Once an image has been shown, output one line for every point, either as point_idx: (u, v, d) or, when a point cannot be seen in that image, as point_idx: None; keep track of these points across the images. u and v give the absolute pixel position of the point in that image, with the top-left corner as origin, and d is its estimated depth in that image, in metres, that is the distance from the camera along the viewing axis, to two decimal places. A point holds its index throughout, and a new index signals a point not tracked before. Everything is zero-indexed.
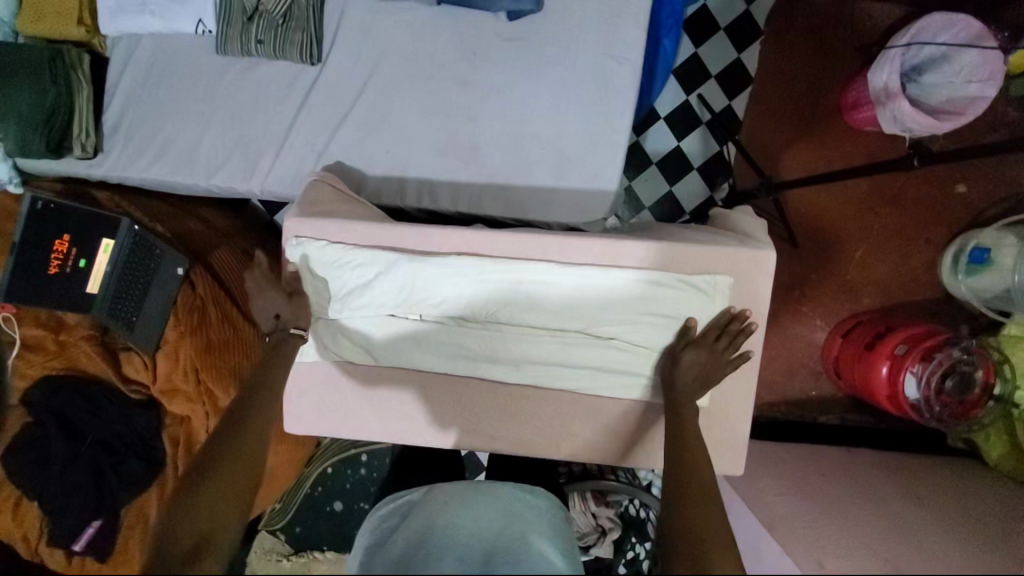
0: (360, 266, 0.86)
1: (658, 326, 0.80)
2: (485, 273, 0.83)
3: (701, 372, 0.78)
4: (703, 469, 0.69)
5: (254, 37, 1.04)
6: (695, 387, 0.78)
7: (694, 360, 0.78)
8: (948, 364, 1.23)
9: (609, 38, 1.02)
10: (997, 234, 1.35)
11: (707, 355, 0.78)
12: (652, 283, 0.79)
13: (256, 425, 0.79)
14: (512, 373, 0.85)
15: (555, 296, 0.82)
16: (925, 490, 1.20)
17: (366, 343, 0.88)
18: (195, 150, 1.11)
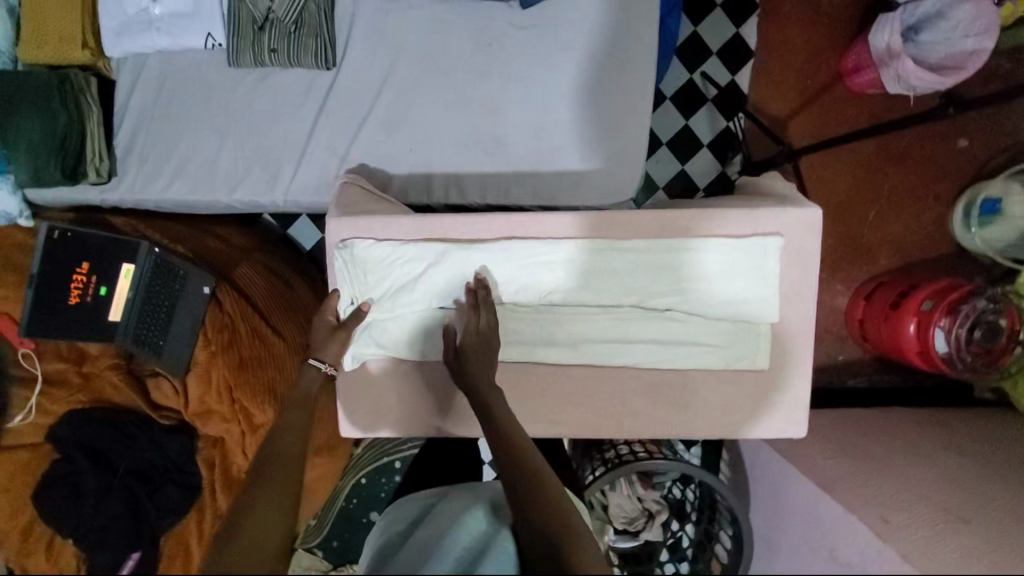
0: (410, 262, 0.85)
1: (712, 293, 0.80)
2: (535, 255, 0.83)
3: (477, 337, 0.79)
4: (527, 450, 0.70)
5: (268, 47, 1.02)
6: (481, 349, 0.80)
7: (472, 334, 0.80)
8: (974, 316, 1.26)
9: (622, 21, 1.03)
10: (1004, 183, 1.39)
11: (476, 329, 0.80)
12: (702, 252, 0.80)
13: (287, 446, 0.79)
14: (570, 352, 0.85)
15: (605, 272, 0.82)
16: (966, 441, 1.22)
17: (423, 337, 0.88)
18: (213, 166, 1.09)
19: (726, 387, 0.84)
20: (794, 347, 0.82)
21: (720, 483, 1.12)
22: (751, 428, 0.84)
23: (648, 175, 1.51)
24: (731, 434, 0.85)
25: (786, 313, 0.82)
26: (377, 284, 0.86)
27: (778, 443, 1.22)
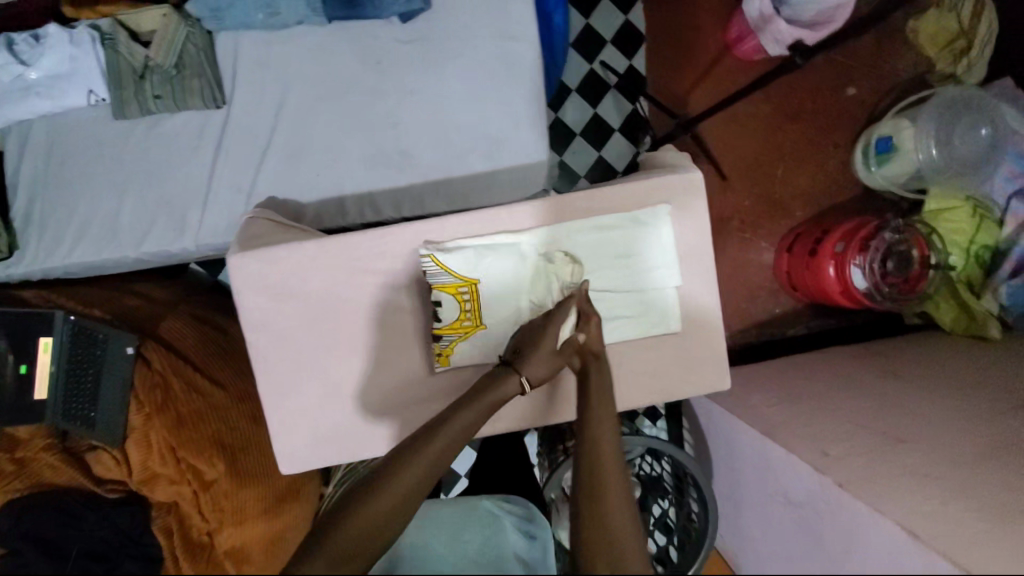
0: (434, 272, 0.80)
1: (617, 265, 0.83)
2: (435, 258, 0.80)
3: (598, 336, 0.77)
4: (625, 535, 0.61)
5: (151, 93, 1.02)
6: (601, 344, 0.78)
7: (592, 333, 0.77)
8: (883, 248, 1.35)
9: (502, 19, 1.05)
10: (894, 121, 1.47)
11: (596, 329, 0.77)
12: (599, 228, 0.83)
13: (371, 517, 0.64)
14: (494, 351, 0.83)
15: (512, 264, 0.81)
16: (899, 367, 1.28)
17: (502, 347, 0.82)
18: (116, 224, 1.07)
19: (648, 354, 0.86)
20: (705, 303, 0.86)
21: (677, 450, 1.14)
22: (682, 388, 0.87)
23: (568, 166, 1.55)
24: (665, 397, 0.87)
25: (694, 273, 0.85)
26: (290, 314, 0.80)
27: (726, 399, 1.26)
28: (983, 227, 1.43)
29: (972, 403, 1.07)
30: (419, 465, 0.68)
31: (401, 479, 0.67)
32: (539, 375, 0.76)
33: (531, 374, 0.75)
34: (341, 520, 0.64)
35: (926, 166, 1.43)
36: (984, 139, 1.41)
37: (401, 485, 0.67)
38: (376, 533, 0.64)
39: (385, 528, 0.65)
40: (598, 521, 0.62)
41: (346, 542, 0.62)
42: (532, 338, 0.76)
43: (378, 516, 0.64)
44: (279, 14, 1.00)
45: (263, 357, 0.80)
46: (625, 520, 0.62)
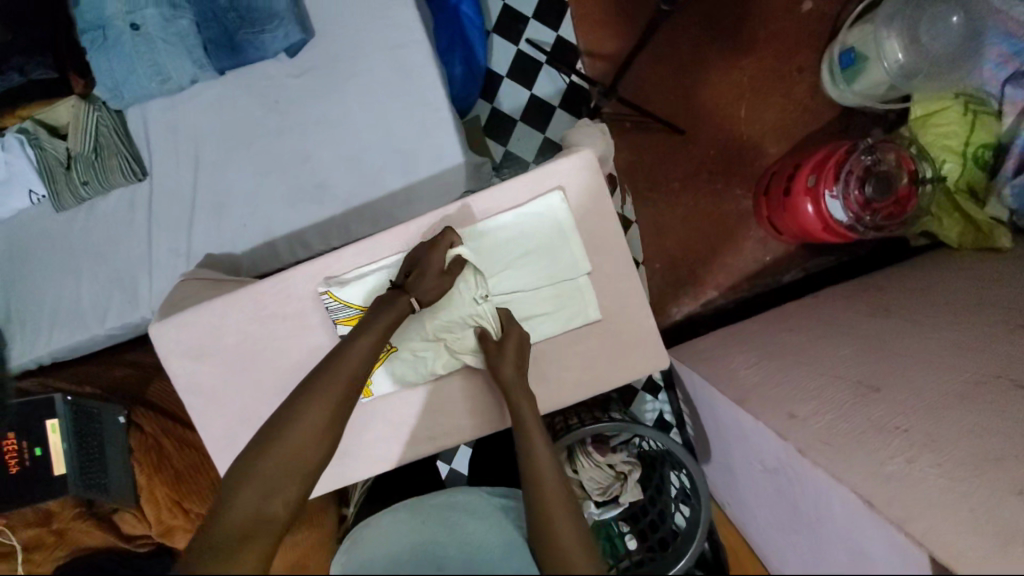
0: (337, 307, 0.80)
1: (523, 263, 0.80)
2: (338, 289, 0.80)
3: (517, 372, 0.75)
4: (565, 519, 0.62)
5: (79, 181, 1.07)
6: (520, 378, 0.75)
7: (510, 367, 0.75)
8: (859, 171, 1.23)
9: (388, 28, 1.03)
10: (859, 29, 1.33)
11: (509, 357, 0.76)
12: (496, 230, 0.80)
13: (295, 444, 0.66)
14: (415, 371, 0.83)
15: None
16: (893, 301, 1.18)
17: (422, 361, 0.83)
18: (80, 306, 1.13)
19: (576, 347, 0.83)
20: (623, 286, 0.82)
21: (654, 432, 1.10)
22: (616, 375, 0.84)
23: (515, 154, 1.49)
24: (603, 387, 0.84)
25: (605, 258, 0.82)
26: (217, 371, 0.83)
27: (703, 366, 1.17)
28: (978, 123, 1.27)
29: (966, 333, 0.97)
30: (327, 394, 0.70)
31: (316, 407, 0.68)
32: (430, 298, 0.76)
33: (419, 298, 0.75)
34: (261, 452, 0.65)
35: (896, 75, 1.28)
36: (957, 28, 1.25)
37: (318, 412, 0.68)
38: (299, 457, 0.66)
39: (309, 451, 0.67)
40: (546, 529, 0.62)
41: (274, 469, 0.64)
42: (418, 260, 0.76)
43: (301, 441, 0.67)
44: (170, 77, 1.03)
45: (202, 416, 0.83)
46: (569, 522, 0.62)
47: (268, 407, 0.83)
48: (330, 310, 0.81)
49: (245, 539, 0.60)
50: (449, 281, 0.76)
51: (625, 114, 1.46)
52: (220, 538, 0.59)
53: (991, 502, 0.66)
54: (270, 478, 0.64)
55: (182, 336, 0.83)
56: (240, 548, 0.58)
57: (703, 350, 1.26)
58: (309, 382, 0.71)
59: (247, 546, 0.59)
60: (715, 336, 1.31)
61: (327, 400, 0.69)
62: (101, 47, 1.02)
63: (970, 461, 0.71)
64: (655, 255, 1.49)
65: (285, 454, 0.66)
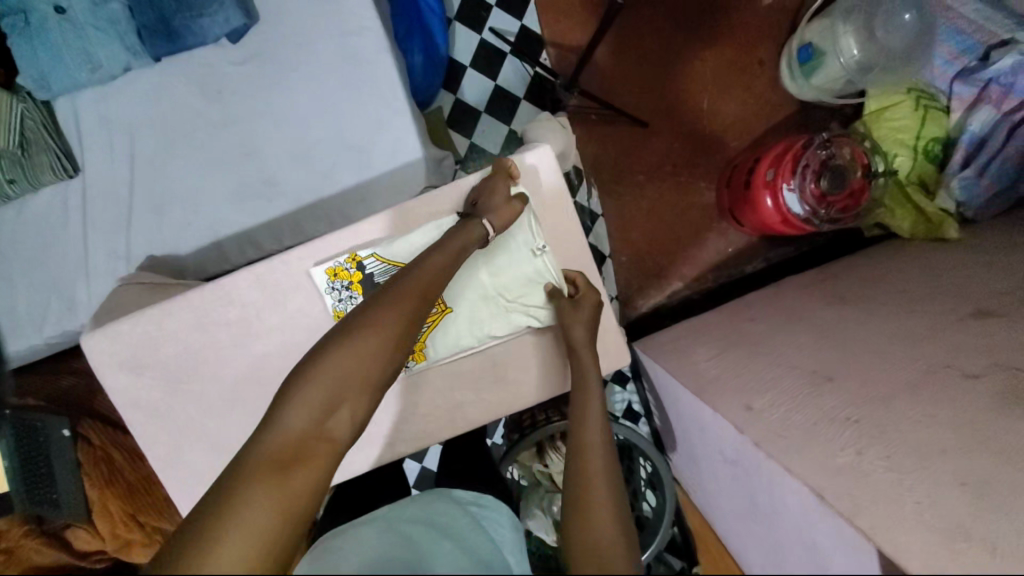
0: (383, 270, 0.77)
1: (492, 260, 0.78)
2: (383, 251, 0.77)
3: (587, 335, 0.75)
4: (601, 480, 0.58)
5: (3, 179, 0.99)
6: (591, 342, 0.75)
7: (584, 330, 0.75)
8: (815, 165, 1.25)
9: (339, 17, 0.98)
10: (819, 23, 1.35)
11: (583, 317, 0.76)
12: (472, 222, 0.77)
13: (358, 362, 0.60)
14: (471, 334, 0.79)
15: None
16: (848, 290, 1.21)
17: (475, 324, 0.79)
18: (13, 314, 1.05)
19: (535, 349, 0.82)
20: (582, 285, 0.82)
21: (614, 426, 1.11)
22: None
23: (480, 147, 1.46)
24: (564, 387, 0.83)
25: (565, 257, 0.81)
26: (160, 382, 0.78)
27: (668, 359, 1.18)
28: (929, 117, 1.31)
29: (915, 324, 1.00)
30: (398, 313, 0.63)
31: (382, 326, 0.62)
32: (501, 227, 0.74)
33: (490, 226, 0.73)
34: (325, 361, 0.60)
35: (852, 70, 1.31)
36: (910, 24, 1.28)
37: (383, 333, 0.62)
38: (361, 376, 0.60)
39: (374, 370, 0.61)
40: (578, 471, 0.60)
41: (331, 386, 0.59)
42: (488, 189, 0.75)
43: (365, 361, 0.60)
44: (101, 66, 0.96)
45: (145, 430, 0.79)
46: (603, 473, 0.59)
47: (219, 418, 0.79)
48: (376, 274, 0.77)
49: (301, 453, 0.55)
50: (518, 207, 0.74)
51: (590, 106, 1.45)
52: (274, 450, 0.54)
53: (936, 490, 0.68)
54: (333, 391, 0.59)
55: (118, 347, 0.78)
56: (292, 465, 0.54)
57: (668, 342, 1.27)
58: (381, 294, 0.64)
59: (303, 463, 0.55)
60: (680, 327, 1.33)
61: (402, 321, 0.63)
62: (22, 33, 0.94)
63: (917, 451, 0.73)
64: (622, 248, 1.50)
65: (350, 369, 0.60)
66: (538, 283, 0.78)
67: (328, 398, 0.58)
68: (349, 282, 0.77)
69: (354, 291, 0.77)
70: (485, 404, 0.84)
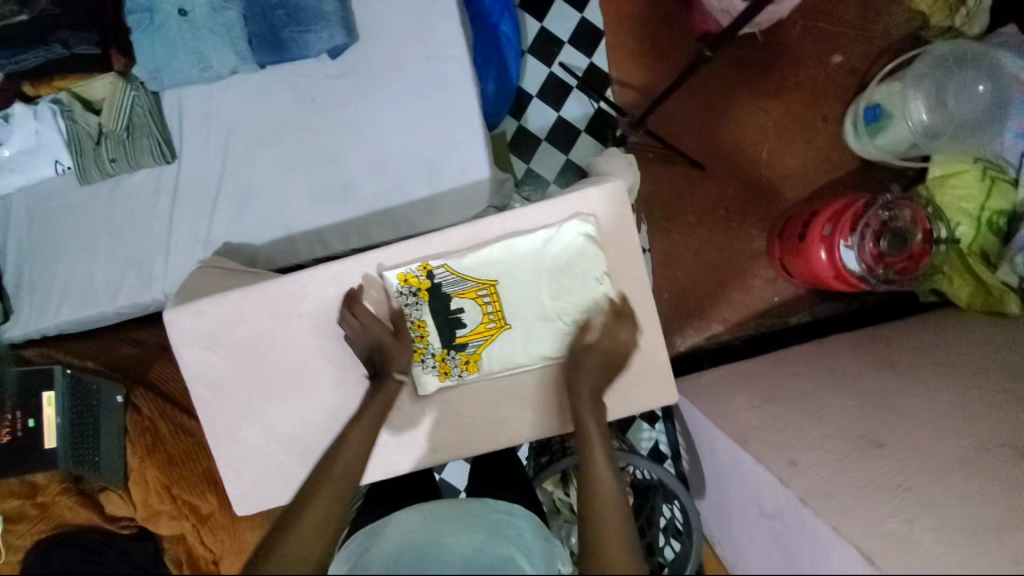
0: (452, 281, 0.81)
1: (557, 281, 0.79)
2: (455, 261, 0.80)
3: (594, 370, 0.76)
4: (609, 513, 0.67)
5: (107, 157, 1.08)
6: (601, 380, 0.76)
7: (592, 362, 0.76)
8: (875, 225, 1.23)
9: (431, 43, 1.05)
10: (886, 87, 1.36)
11: (604, 348, 0.76)
12: (546, 242, 0.79)
13: (304, 531, 0.68)
14: (525, 352, 0.81)
15: (493, 272, 0.80)
16: (900, 355, 1.19)
17: (531, 342, 0.81)
18: (93, 281, 1.13)
19: None
20: (640, 318, 0.83)
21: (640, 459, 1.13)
22: (622, 407, 0.84)
23: (537, 173, 1.50)
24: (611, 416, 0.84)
25: (623, 288, 0.82)
26: (231, 363, 0.83)
27: (705, 400, 1.16)
28: (996, 190, 1.30)
29: (967, 400, 0.98)
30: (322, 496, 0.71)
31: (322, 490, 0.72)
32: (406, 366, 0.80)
33: (403, 370, 0.80)
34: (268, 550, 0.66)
35: (919, 134, 1.31)
36: (984, 96, 1.28)
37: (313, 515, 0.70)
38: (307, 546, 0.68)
39: (318, 538, 0.69)
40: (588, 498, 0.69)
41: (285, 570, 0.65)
42: (380, 342, 0.79)
43: (311, 528, 0.69)
44: (212, 67, 1.05)
45: (207, 405, 0.84)
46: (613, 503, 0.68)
47: (279, 402, 0.83)
48: (444, 283, 0.81)
49: None
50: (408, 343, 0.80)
51: (650, 145, 1.49)
52: None
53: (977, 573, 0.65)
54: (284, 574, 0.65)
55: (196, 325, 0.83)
56: None
57: (706, 385, 1.26)
58: (308, 482, 0.73)
59: None
60: (718, 372, 1.32)
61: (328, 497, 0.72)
62: (147, 30, 1.04)
63: (958, 528, 0.71)
64: (666, 284, 1.51)
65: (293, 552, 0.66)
66: (599, 310, 0.79)
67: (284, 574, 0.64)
68: (418, 288, 0.81)
69: (420, 297, 0.81)
70: (531, 424, 0.84)
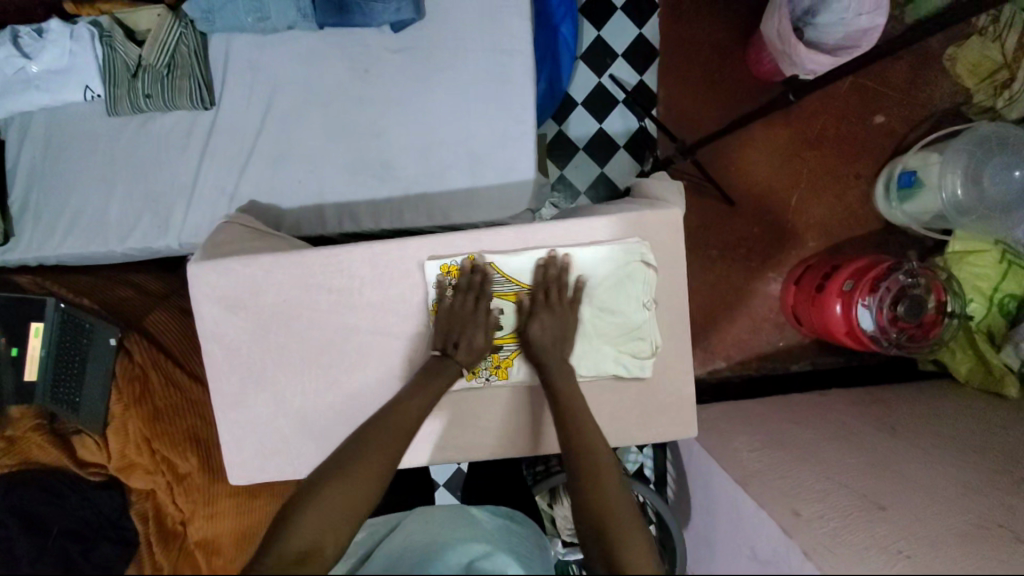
0: (497, 281, 0.81)
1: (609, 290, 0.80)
2: (504, 262, 0.81)
3: (555, 339, 0.78)
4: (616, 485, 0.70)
5: (142, 93, 1.03)
6: (560, 348, 0.79)
7: (544, 329, 0.78)
8: (896, 289, 1.24)
9: (497, 34, 1.03)
10: (922, 155, 1.38)
11: (552, 316, 0.79)
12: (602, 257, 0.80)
13: (333, 507, 0.67)
14: None
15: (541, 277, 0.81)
16: (899, 419, 1.21)
17: None
18: (105, 218, 1.08)
19: (609, 396, 0.83)
20: (670, 348, 0.83)
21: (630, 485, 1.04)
22: (638, 433, 0.84)
23: (570, 181, 1.49)
24: (626, 441, 0.84)
25: (659, 316, 0.82)
26: (250, 326, 0.81)
27: (707, 436, 1.15)
28: (1011, 273, 1.33)
29: (967, 475, 1.00)
30: (384, 446, 0.72)
31: (344, 484, 0.68)
32: (470, 356, 0.79)
33: (467, 363, 0.80)
34: (318, 489, 0.68)
35: (948, 207, 1.32)
36: (1019, 180, 1.28)
37: (372, 464, 0.71)
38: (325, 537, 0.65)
39: (349, 516, 0.67)
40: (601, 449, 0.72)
41: (330, 508, 0.67)
42: (455, 323, 0.79)
43: (340, 509, 0.67)
44: (269, 18, 1.01)
45: (218, 369, 0.82)
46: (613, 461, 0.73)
47: (295, 376, 0.82)
48: (488, 282, 0.81)
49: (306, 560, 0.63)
50: (477, 333, 0.80)
51: (687, 173, 1.49)
52: (283, 556, 0.63)
53: None
54: (328, 514, 0.66)
55: (219, 283, 0.80)
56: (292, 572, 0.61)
57: (708, 420, 1.25)
58: (372, 426, 0.74)
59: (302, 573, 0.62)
60: (718, 408, 1.32)
61: (388, 448, 0.72)
62: None
63: None
64: None
65: (342, 497, 0.68)
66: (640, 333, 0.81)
67: (330, 516, 0.66)
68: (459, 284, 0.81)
69: None
70: (534, 439, 0.85)
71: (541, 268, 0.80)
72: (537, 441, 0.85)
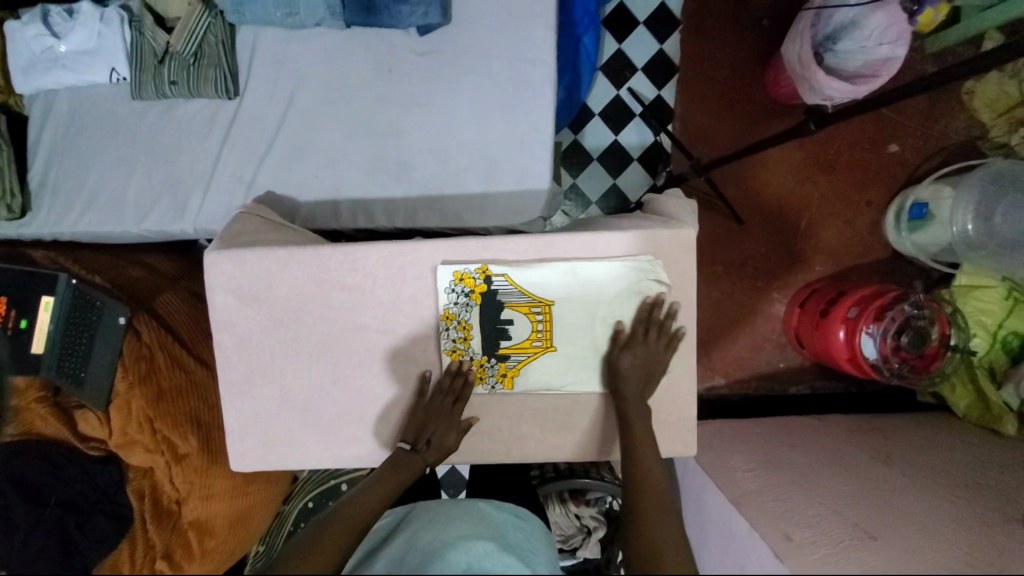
0: (508, 291, 0.82)
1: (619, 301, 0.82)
2: (515, 273, 0.81)
3: (639, 374, 0.80)
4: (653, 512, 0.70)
5: (167, 78, 1.04)
6: (641, 385, 0.80)
7: (635, 363, 0.80)
8: (900, 320, 1.24)
9: (521, 42, 1.04)
10: (934, 188, 1.38)
11: (646, 352, 0.81)
12: (614, 272, 0.81)
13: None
14: (560, 378, 0.83)
15: (551, 291, 0.82)
16: (895, 450, 1.22)
17: (566, 364, 0.83)
18: (123, 197, 1.09)
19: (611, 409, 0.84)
20: (673, 365, 0.84)
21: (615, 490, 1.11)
22: None
23: (582, 190, 1.50)
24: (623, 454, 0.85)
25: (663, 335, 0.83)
26: (262, 317, 0.82)
27: (704, 453, 1.16)
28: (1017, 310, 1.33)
29: (959, 512, 1.00)
30: (338, 528, 0.72)
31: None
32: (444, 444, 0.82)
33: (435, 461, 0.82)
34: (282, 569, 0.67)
35: (957, 241, 1.32)
36: None
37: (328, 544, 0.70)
38: None
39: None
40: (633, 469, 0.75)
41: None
42: (431, 414, 0.82)
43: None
44: (298, 13, 1.02)
45: (227, 357, 0.83)
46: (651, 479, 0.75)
47: (303, 369, 0.83)
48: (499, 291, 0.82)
49: None
50: (450, 435, 0.82)
51: (699, 189, 1.49)
52: None
53: None
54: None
55: (233, 273, 0.81)
56: None
57: (705, 437, 1.26)
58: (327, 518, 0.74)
59: None
60: (717, 427, 1.32)
61: (341, 528, 0.72)
62: None
63: None
64: None
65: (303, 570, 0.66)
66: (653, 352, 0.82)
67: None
68: (471, 290, 0.81)
69: (472, 300, 0.82)
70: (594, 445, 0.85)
71: (648, 306, 0.81)
72: (535, 450, 0.86)
